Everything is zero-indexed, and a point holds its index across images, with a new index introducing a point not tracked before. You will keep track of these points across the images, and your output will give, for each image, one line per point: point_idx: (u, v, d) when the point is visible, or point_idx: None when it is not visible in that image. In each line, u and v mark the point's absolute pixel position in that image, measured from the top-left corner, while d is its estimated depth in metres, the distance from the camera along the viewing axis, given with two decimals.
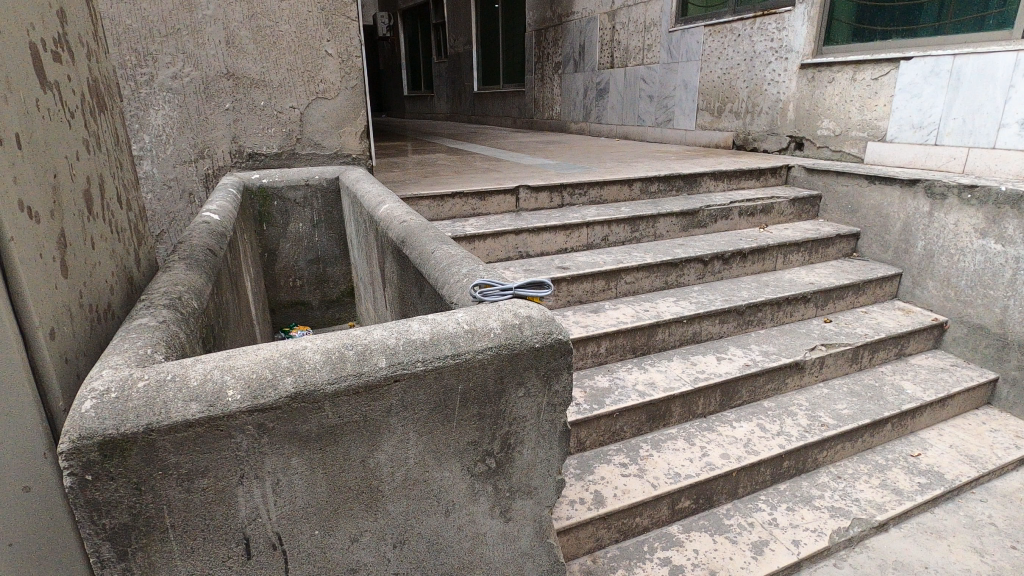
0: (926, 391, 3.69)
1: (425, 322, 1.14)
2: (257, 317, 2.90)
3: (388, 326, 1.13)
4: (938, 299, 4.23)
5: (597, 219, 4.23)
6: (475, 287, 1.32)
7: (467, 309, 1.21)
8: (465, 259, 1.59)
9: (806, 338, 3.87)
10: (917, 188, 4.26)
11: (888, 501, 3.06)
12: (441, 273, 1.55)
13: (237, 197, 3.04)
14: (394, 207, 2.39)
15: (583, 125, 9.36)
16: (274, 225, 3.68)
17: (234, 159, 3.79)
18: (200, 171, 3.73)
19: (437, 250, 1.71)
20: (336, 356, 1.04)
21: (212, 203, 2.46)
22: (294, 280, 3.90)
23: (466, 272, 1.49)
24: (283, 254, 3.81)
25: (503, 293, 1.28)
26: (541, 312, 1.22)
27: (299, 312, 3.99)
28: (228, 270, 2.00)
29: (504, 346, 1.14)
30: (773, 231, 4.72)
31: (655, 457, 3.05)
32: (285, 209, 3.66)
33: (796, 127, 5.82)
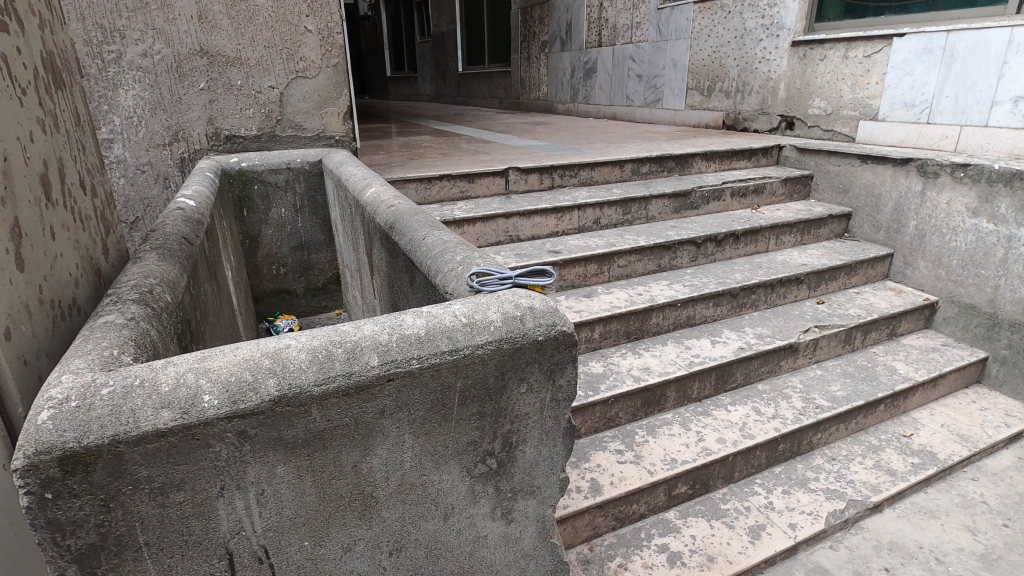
0: (918, 371, 3.69)
1: (419, 314, 1.06)
2: (240, 308, 2.79)
3: (380, 320, 1.04)
4: (929, 279, 4.23)
5: (588, 201, 4.15)
6: (472, 276, 1.23)
7: (463, 300, 1.12)
8: (459, 246, 1.50)
9: (799, 320, 3.85)
10: (909, 167, 4.23)
11: (882, 482, 3.06)
12: (434, 260, 1.45)
13: (216, 181, 2.91)
14: (382, 190, 2.29)
15: (571, 106, 9.21)
16: (254, 210, 3.54)
17: (211, 142, 3.63)
18: (175, 155, 3.57)
19: (428, 236, 1.61)
20: (323, 355, 0.95)
21: (188, 188, 2.34)
22: (277, 267, 3.77)
23: (460, 259, 1.40)
24: (265, 241, 3.68)
25: (500, 283, 1.19)
26: (543, 302, 1.14)
27: (283, 301, 3.88)
28: (206, 259, 1.89)
29: (505, 340, 1.06)
30: (765, 212, 4.67)
31: (651, 443, 3.01)
32: (266, 194, 3.52)
33: (788, 106, 5.75)
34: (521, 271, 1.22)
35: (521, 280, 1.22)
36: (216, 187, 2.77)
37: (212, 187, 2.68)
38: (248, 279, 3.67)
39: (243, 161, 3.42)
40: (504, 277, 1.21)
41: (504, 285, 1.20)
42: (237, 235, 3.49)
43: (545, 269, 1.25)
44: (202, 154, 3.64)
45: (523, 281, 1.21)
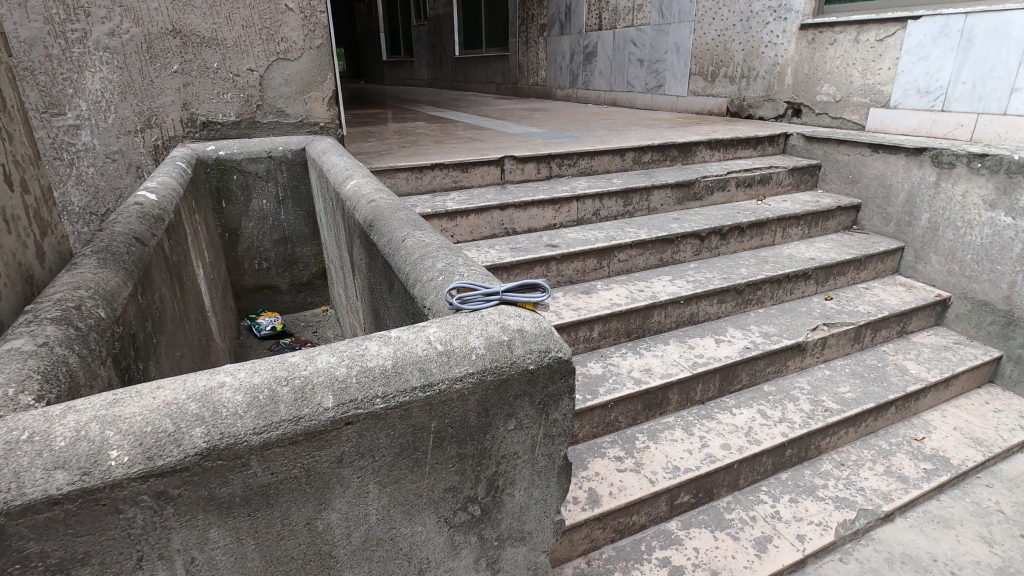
0: (930, 371, 3.54)
1: (387, 338, 0.89)
2: (216, 309, 2.62)
3: (339, 348, 0.87)
4: (941, 274, 4.06)
5: (587, 192, 3.96)
6: (453, 291, 1.05)
7: (439, 321, 0.95)
8: (440, 251, 1.32)
9: (807, 317, 3.68)
10: (923, 157, 4.05)
11: (893, 489, 2.92)
12: (415, 269, 1.27)
13: (190, 172, 2.71)
14: (364, 183, 2.11)
15: (569, 92, 8.98)
16: (234, 202, 3.36)
17: (186, 128, 3.44)
18: (148, 143, 3.38)
19: (407, 237, 1.44)
20: (264, 398, 0.78)
21: (153, 180, 2.15)
22: (259, 261, 3.60)
23: (442, 267, 1.22)
24: (245, 233, 3.50)
25: (483, 299, 1.02)
26: (536, 325, 0.96)
27: (266, 297, 3.72)
28: (167, 259, 1.71)
29: (489, 372, 0.89)
30: (771, 204, 4.49)
31: (652, 449, 2.86)
32: (246, 183, 3.33)
33: (795, 92, 5.54)
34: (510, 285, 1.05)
35: (509, 296, 1.05)
36: (189, 178, 2.57)
37: (184, 178, 2.48)
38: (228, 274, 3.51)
39: (221, 149, 3.22)
40: (489, 291, 1.03)
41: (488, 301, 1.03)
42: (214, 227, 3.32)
43: (538, 285, 1.08)
44: (176, 142, 3.45)
45: (511, 296, 1.04)
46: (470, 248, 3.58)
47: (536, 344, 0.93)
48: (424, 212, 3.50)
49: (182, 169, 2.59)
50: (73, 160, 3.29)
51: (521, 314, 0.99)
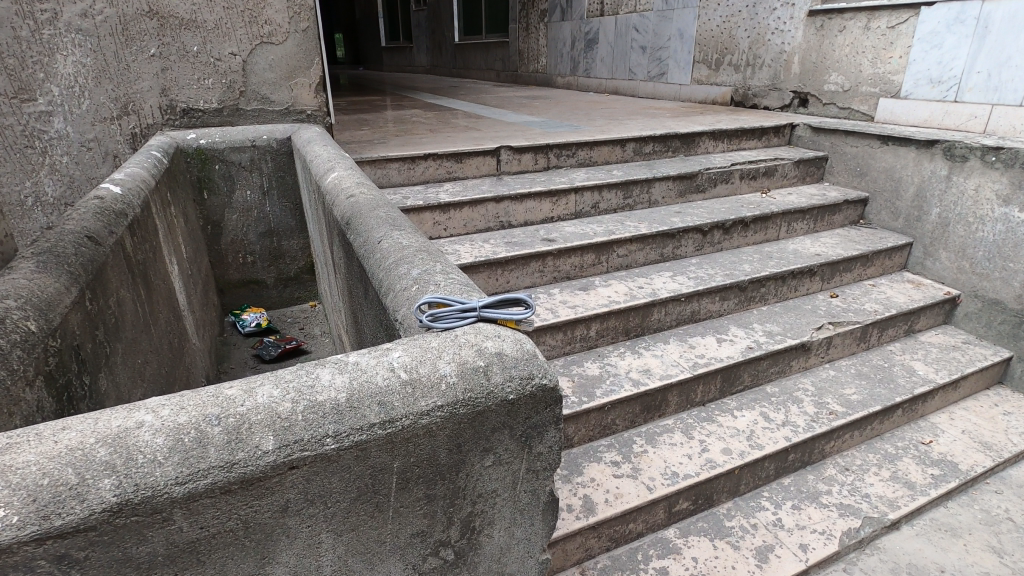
0: (939, 372, 3.42)
1: (338, 368, 0.91)
2: (194, 304, 2.52)
3: (280, 381, 0.88)
4: (951, 271, 3.93)
5: (586, 184, 3.82)
6: (430, 302, 1.05)
7: (407, 344, 0.97)
8: (415, 258, 1.25)
9: (812, 316, 3.56)
10: (935, 149, 3.90)
11: (900, 496, 2.81)
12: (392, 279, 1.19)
13: (168, 162, 2.57)
14: (345, 175, 2.02)
15: (570, 79, 8.78)
16: (217, 193, 3.40)
17: (165, 116, 3.33)
18: (126, 130, 3.27)
19: (384, 239, 1.34)
20: (185, 441, 0.78)
21: (123, 170, 2.03)
22: (245, 255, 3.64)
23: (417, 275, 1.18)
24: (229, 225, 3.54)
25: (456, 318, 1.03)
26: (518, 344, 1.00)
27: (252, 292, 3.77)
28: (133, 260, 1.65)
29: (468, 397, 0.90)
30: (776, 197, 4.35)
31: (650, 453, 2.76)
32: (228, 174, 3.36)
33: (802, 81, 5.37)
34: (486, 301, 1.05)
35: (487, 312, 1.05)
36: (164, 168, 2.43)
37: (159, 168, 2.34)
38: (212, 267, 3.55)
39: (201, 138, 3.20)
40: (464, 308, 1.04)
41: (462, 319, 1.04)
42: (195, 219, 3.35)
43: (519, 299, 1.07)
44: (155, 130, 3.35)
45: (487, 314, 1.04)
46: (464, 242, 3.45)
47: (516, 365, 0.95)
48: (416, 204, 3.37)
49: (158, 159, 2.44)
50: (46, 148, 3.16)
51: (501, 334, 1.01)
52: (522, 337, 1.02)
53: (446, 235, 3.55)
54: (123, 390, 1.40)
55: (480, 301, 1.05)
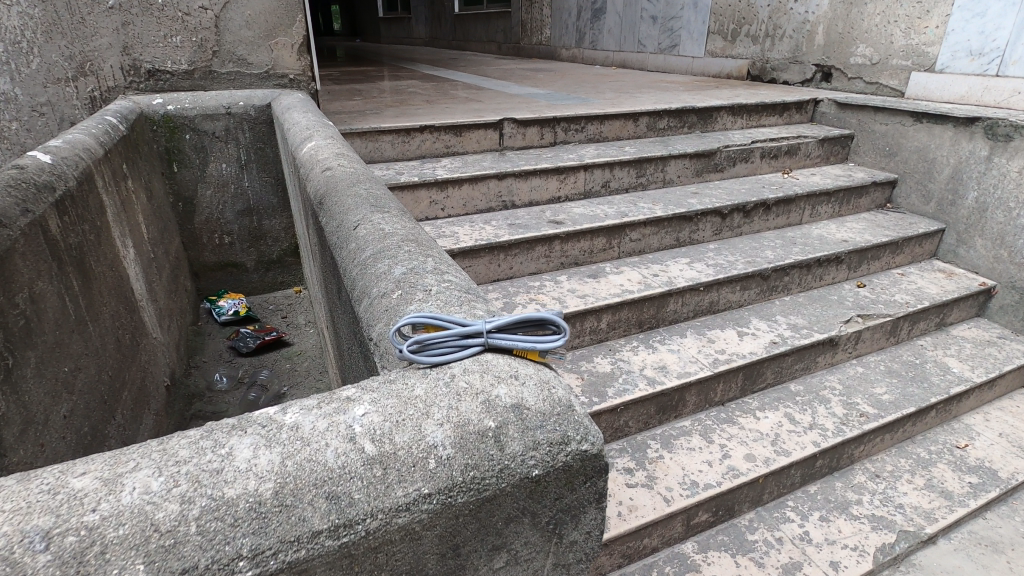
0: (975, 371, 3.16)
1: (261, 440, 0.75)
2: (146, 283, 2.31)
3: (166, 465, 0.71)
4: (987, 260, 3.65)
5: (597, 160, 3.51)
6: (421, 320, 0.90)
7: (377, 394, 0.84)
8: (401, 247, 1.13)
9: (838, 307, 3.30)
10: (975, 128, 3.59)
11: (937, 508, 2.57)
12: (371, 282, 1.05)
13: (115, 134, 2.23)
14: (323, 146, 1.84)
15: (576, 51, 8.36)
16: (188, 166, 3.39)
17: (128, 77, 3.12)
18: (83, 93, 3.04)
19: (363, 227, 1.21)
20: None
21: (46, 143, 1.73)
22: (221, 235, 3.65)
23: (401, 275, 1.05)
24: (202, 203, 3.52)
25: (455, 346, 0.90)
26: (548, 392, 0.85)
27: (230, 276, 3.81)
28: (39, 263, 1.45)
29: (475, 477, 0.75)
30: (799, 177, 4.05)
31: (666, 459, 2.51)
32: (199, 145, 3.32)
33: (825, 54, 5.02)
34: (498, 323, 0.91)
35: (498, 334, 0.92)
36: (104, 139, 2.08)
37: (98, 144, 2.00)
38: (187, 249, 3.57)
39: (169, 104, 3.17)
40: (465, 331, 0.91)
41: (461, 346, 0.91)
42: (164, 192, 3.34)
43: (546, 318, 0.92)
44: (117, 92, 3.13)
45: (499, 340, 0.91)
46: (463, 223, 3.16)
47: (543, 420, 0.81)
48: (411, 181, 3.07)
49: (94, 130, 2.09)
50: None
51: (519, 375, 0.87)
52: (547, 376, 0.89)
53: (443, 215, 3.26)
54: (15, 398, 1.28)
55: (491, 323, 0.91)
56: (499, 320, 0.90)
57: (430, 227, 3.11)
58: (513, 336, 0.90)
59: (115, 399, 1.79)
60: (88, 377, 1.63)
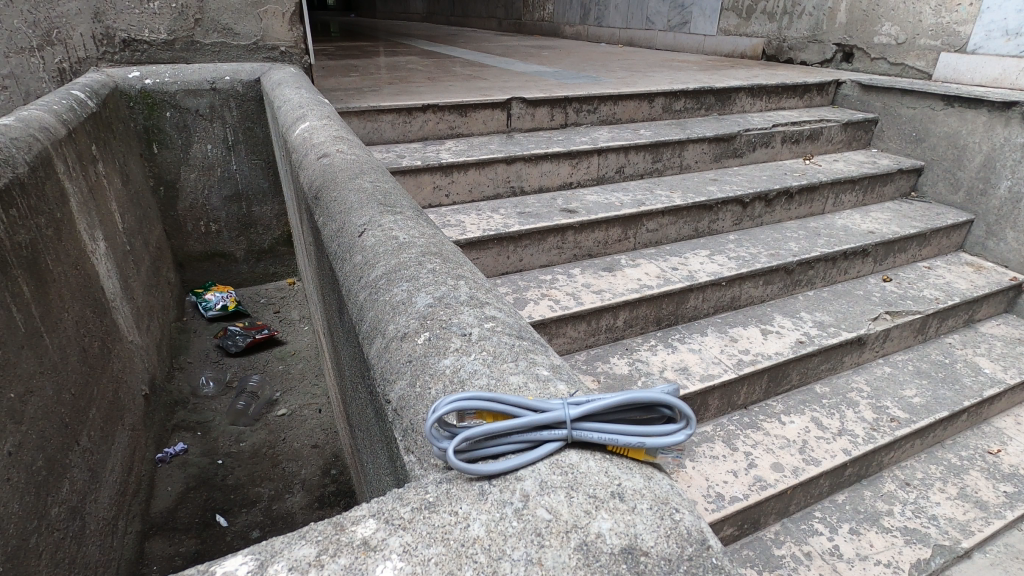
0: (1007, 371, 2.99)
1: None
2: (115, 275, 2.21)
3: None
4: (1018, 253, 3.47)
5: (610, 144, 3.29)
6: (484, 407, 0.69)
7: (415, 537, 0.63)
8: (422, 262, 0.99)
9: (865, 303, 3.12)
10: (1011, 113, 3.38)
11: (973, 520, 2.39)
12: (386, 315, 0.89)
13: (80, 112, 2.13)
14: (318, 127, 1.62)
15: (580, 28, 8.05)
16: (170, 147, 3.19)
17: (100, 47, 2.88)
18: (50, 65, 2.80)
19: (369, 234, 1.06)
20: None
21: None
22: (207, 223, 3.46)
23: (426, 306, 0.89)
24: (186, 187, 3.32)
25: (531, 442, 0.71)
26: (669, 522, 0.67)
27: (218, 266, 3.62)
28: None
29: None
30: (821, 163, 3.84)
31: (688, 469, 2.34)
32: (181, 123, 3.12)
33: (847, 33, 4.77)
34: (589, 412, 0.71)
35: (587, 421, 0.73)
36: (67, 120, 1.97)
37: (60, 129, 1.88)
38: (170, 237, 3.38)
39: (146, 77, 2.95)
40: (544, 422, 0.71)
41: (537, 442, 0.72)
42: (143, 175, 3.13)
43: (655, 401, 0.71)
44: (89, 65, 2.90)
45: (589, 433, 0.72)
46: (469, 212, 2.95)
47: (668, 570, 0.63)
48: (413, 165, 2.84)
49: (56, 108, 1.97)
50: None
51: (625, 495, 0.69)
52: (662, 491, 0.70)
53: (448, 202, 3.04)
54: None
55: (580, 411, 0.71)
56: (593, 408, 0.70)
57: (434, 215, 2.90)
58: (609, 428, 0.71)
59: (77, 421, 1.67)
60: (43, 401, 1.50)
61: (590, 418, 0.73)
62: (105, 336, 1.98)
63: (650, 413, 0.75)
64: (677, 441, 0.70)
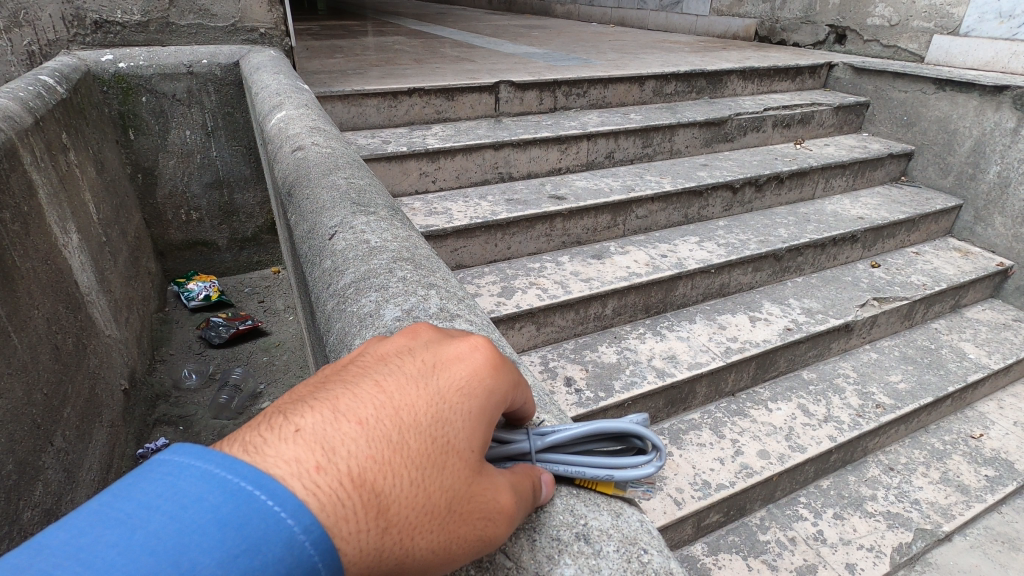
0: (991, 357, 3.02)
1: None
2: (91, 269, 2.17)
3: None
4: (1005, 239, 3.49)
5: (600, 129, 3.24)
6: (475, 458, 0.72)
7: None
8: (393, 268, 0.95)
9: (853, 289, 3.12)
10: (1002, 98, 3.36)
11: (954, 503, 2.43)
12: (353, 328, 0.84)
13: (49, 100, 2.06)
14: (294, 117, 1.57)
15: (571, 7, 7.92)
16: (147, 134, 3.11)
17: (71, 29, 2.80)
18: (19, 47, 2.72)
19: (340, 237, 1.03)
20: None
21: None
22: (188, 211, 3.40)
23: (394, 319, 0.83)
24: (165, 174, 3.25)
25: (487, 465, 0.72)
26: (635, 565, 0.70)
27: (201, 255, 3.56)
28: None
29: None
30: (811, 148, 3.82)
31: (675, 457, 2.36)
32: (158, 109, 3.05)
33: (839, 14, 4.72)
34: (555, 441, 0.74)
35: (554, 454, 0.76)
36: (33, 107, 1.91)
37: (26, 118, 1.83)
38: (150, 225, 3.32)
39: (120, 61, 2.86)
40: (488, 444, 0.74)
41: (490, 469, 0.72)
42: (120, 162, 3.05)
43: (621, 431, 0.74)
44: (60, 48, 2.82)
45: (556, 465, 0.74)
46: (456, 199, 2.91)
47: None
48: (399, 151, 2.79)
49: (22, 95, 1.91)
50: None
51: (590, 538, 0.71)
52: (631, 532, 0.74)
53: (434, 188, 2.99)
54: None
55: (545, 443, 0.74)
56: (557, 439, 0.74)
57: (420, 202, 2.86)
58: (578, 462, 0.74)
59: (51, 422, 1.65)
60: (12, 404, 1.47)
61: (559, 450, 0.76)
62: (79, 332, 1.94)
63: (621, 444, 0.79)
64: (643, 473, 0.74)
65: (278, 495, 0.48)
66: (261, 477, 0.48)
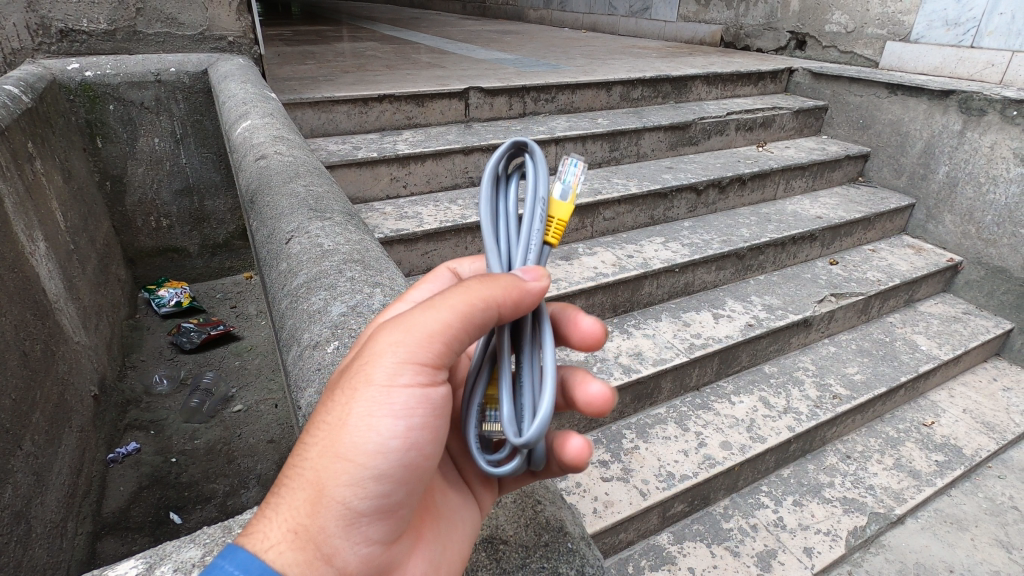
0: (942, 347, 3.17)
1: None
2: (59, 277, 2.18)
3: None
4: (955, 236, 3.66)
5: (568, 133, 3.33)
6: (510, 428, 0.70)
7: None
8: (342, 270, 1.00)
9: (812, 285, 3.26)
10: (949, 101, 3.53)
11: (906, 488, 2.55)
12: (303, 324, 0.91)
13: (14, 109, 2.07)
14: (258, 127, 1.61)
15: (544, 13, 8.04)
16: (115, 141, 3.10)
17: (37, 38, 2.82)
18: None
19: (295, 244, 1.07)
20: None
21: None
22: (158, 218, 3.39)
23: (340, 315, 0.90)
24: (134, 181, 3.24)
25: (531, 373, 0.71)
26: (527, 511, 0.95)
27: (171, 262, 3.55)
28: None
29: None
30: (773, 151, 3.95)
31: (641, 450, 2.44)
32: (126, 116, 3.04)
33: (800, 21, 4.89)
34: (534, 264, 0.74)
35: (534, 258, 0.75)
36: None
37: None
38: (119, 233, 3.30)
39: (86, 70, 2.87)
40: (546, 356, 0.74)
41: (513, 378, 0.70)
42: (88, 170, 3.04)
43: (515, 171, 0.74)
44: (24, 56, 2.83)
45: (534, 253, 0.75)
46: (426, 203, 2.96)
47: (525, 553, 0.88)
48: (369, 157, 2.83)
49: None
50: None
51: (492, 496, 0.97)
52: (529, 488, 0.99)
53: (405, 193, 3.04)
54: None
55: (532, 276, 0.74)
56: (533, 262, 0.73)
57: (391, 207, 2.90)
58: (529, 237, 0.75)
59: (19, 427, 1.66)
60: None
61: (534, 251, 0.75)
62: (47, 339, 1.95)
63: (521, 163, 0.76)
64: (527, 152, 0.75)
65: (234, 558, 0.59)
66: (228, 550, 0.59)
